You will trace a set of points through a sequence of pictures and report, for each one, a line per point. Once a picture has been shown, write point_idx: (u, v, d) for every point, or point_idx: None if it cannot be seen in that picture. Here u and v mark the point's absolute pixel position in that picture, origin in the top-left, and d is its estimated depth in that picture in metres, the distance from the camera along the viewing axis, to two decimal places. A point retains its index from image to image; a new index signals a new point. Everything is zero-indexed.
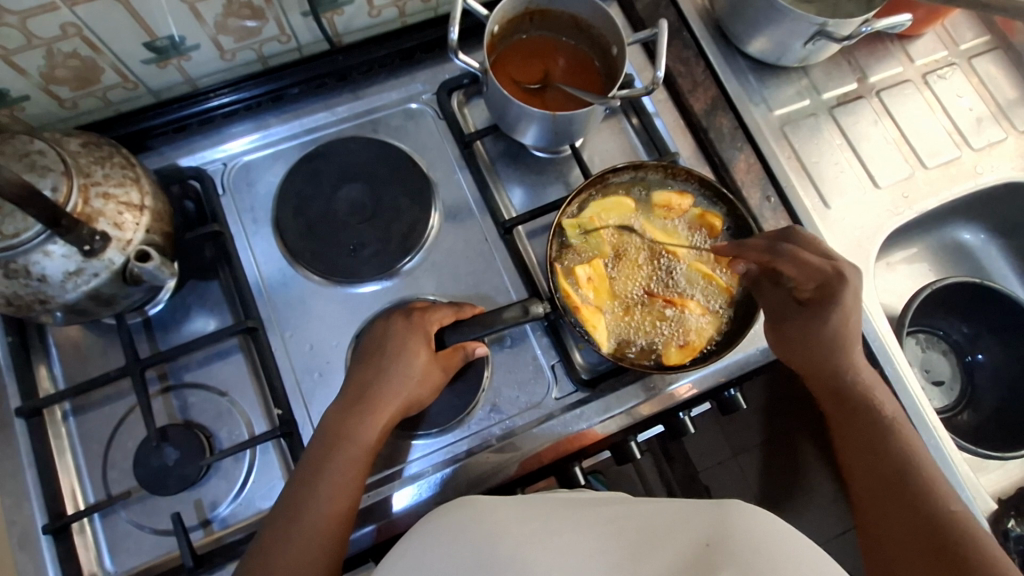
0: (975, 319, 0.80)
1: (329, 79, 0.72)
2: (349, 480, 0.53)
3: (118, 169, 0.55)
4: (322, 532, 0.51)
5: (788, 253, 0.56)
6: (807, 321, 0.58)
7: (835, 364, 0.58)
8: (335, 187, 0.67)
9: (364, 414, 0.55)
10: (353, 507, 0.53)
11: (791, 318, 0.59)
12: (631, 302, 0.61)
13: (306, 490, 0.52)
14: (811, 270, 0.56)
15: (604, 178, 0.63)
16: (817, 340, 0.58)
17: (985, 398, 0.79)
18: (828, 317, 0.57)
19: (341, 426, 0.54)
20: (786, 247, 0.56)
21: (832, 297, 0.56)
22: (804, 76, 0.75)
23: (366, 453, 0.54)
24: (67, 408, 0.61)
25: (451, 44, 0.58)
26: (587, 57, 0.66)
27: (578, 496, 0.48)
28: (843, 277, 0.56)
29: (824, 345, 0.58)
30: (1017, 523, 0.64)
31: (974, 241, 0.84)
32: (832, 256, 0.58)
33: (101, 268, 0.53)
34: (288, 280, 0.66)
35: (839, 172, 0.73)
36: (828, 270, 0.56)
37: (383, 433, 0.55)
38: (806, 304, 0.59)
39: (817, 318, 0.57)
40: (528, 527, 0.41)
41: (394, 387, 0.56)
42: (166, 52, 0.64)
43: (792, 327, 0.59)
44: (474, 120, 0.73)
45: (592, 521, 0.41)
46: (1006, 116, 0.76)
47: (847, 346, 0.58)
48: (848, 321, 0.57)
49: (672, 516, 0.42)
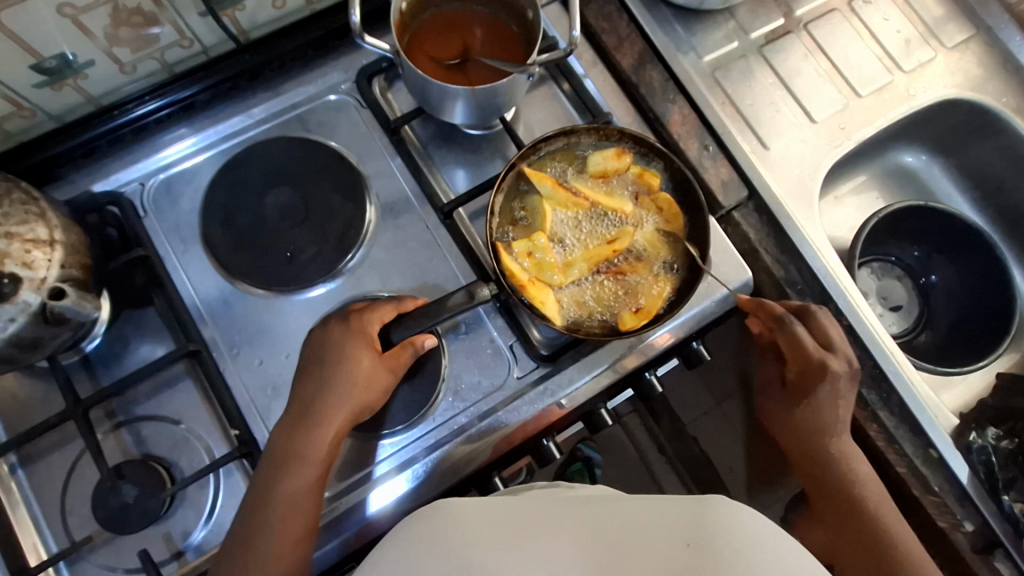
0: (925, 241, 0.81)
1: (241, 79, 0.69)
2: (302, 498, 0.53)
3: (18, 206, 0.51)
4: (280, 553, 0.52)
5: (787, 332, 0.60)
6: (822, 463, 0.60)
7: (836, 448, 0.60)
8: (263, 192, 0.65)
9: (310, 430, 0.54)
10: (312, 524, 0.53)
11: (772, 394, 0.64)
12: (582, 277, 0.60)
13: (259, 515, 0.52)
14: (801, 349, 0.60)
15: (535, 149, 0.62)
16: (794, 422, 0.62)
17: (941, 318, 0.80)
18: (829, 438, 0.60)
19: (287, 446, 0.53)
20: (790, 322, 0.60)
21: (811, 390, 0.60)
22: (730, 18, 0.74)
23: (317, 469, 0.54)
24: (13, 460, 0.59)
25: (355, 28, 0.55)
26: (503, 23, 0.63)
27: (559, 492, 0.48)
28: (829, 369, 0.59)
29: (797, 429, 0.61)
30: (977, 435, 0.65)
31: (916, 164, 0.84)
32: (827, 349, 0.60)
33: (17, 312, 0.50)
34: (228, 297, 0.64)
35: (775, 113, 0.72)
36: (813, 360, 0.60)
37: (334, 446, 0.55)
38: (788, 387, 0.62)
39: (790, 403, 0.62)
40: (506, 531, 0.41)
41: (337, 398, 0.54)
42: (58, 73, 0.60)
43: (770, 404, 0.64)
44: (400, 105, 0.70)
45: (570, 519, 0.41)
46: (935, 35, 0.76)
47: (830, 427, 0.60)
48: (825, 413, 0.60)
49: (653, 514, 0.42)
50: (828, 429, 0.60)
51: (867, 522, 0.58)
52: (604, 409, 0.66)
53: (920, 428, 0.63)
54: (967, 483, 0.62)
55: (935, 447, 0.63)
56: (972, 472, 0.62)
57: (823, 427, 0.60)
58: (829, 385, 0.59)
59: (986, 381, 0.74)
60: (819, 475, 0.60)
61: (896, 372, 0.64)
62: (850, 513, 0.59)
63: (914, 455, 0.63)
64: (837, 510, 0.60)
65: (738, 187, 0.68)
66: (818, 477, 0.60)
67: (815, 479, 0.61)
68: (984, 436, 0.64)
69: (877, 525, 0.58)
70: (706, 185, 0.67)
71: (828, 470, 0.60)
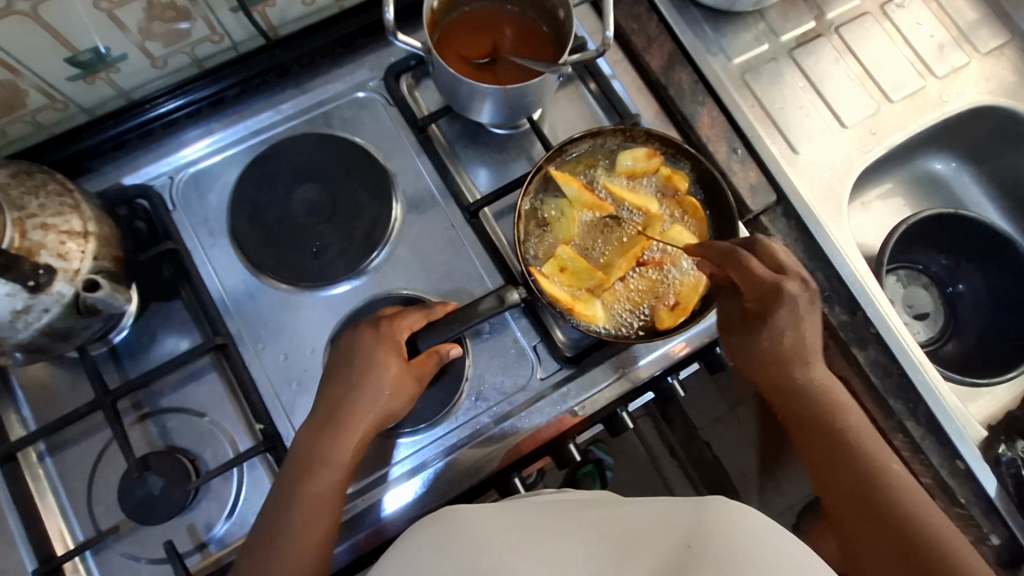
0: (952, 249, 0.79)
1: (270, 76, 0.69)
2: (325, 501, 0.53)
3: (53, 197, 0.52)
4: (300, 556, 0.52)
5: (738, 262, 0.56)
6: (790, 398, 0.58)
7: (806, 383, 0.58)
8: (290, 188, 0.65)
9: (336, 436, 0.54)
10: (332, 527, 0.53)
11: (733, 330, 0.59)
12: (620, 281, 0.60)
13: (282, 518, 0.52)
14: (754, 279, 0.56)
15: (562, 151, 0.62)
16: (758, 351, 0.58)
17: (968, 327, 0.79)
18: (881, 462, 0.54)
19: (313, 450, 0.54)
20: (740, 254, 0.55)
21: (772, 312, 0.56)
22: (761, 20, 0.73)
23: (341, 474, 0.54)
24: (42, 449, 0.59)
25: (389, 25, 0.55)
26: (534, 23, 0.63)
27: (563, 499, 0.48)
28: (784, 291, 0.56)
29: (765, 357, 0.58)
30: (1008, 447, 0.63)
31: (945, 170, 0.83)
32: (780, 273, 0.57)
33: (51, 302, 0.50)
34: (254, 291, 0.64)
35: (804, 116, 0.71)
36: (767, 286, 0.56)
37: (358, 451, 0.55)
38: (749, 316, 0.58)
39: (752, 331, 0.58)
40: (513, 535, 0.40)
41: (365, 404, 0.54)
42: (92, 67, 0.60)
43: (733, 340, 0.59)
44: (427, 103, 0.70)
45: (574, 528, 0.41)
46: (968, 40, 0.75)
47: (792, 351, 0.58)
48: (783, 339, 0.57)
49: (650, 517, 0.41)
50: (788, 354, 0.57)
51: (855, 451, 0.55)
52: (626, 412, 0.64)
53: (947, 439, 0.62)
54: (994, 497, 0.61)
55: (962, 459, 0.62)
56: (1000, 485, 0.61)
57: (783, 352, 0.57)
58: (788, 307, 0.56)
59: (1012, 394, 0.72)
60: (795, 407, 0.58)
61: (924, 381, 0.63)
62: (836, 447, 0.55)
63: (940, 466, 0.62)
64: (812, 429, 0.57)
65: (766, 191, 0.67)
66: (797, 415, 0.57)
67: (794, 420, 0.58)
68: (1015, 450, 0.62)
69: (865, 455, 0.55)
70: (735, 189, 0.67)
71: (795, 387, 0.58)
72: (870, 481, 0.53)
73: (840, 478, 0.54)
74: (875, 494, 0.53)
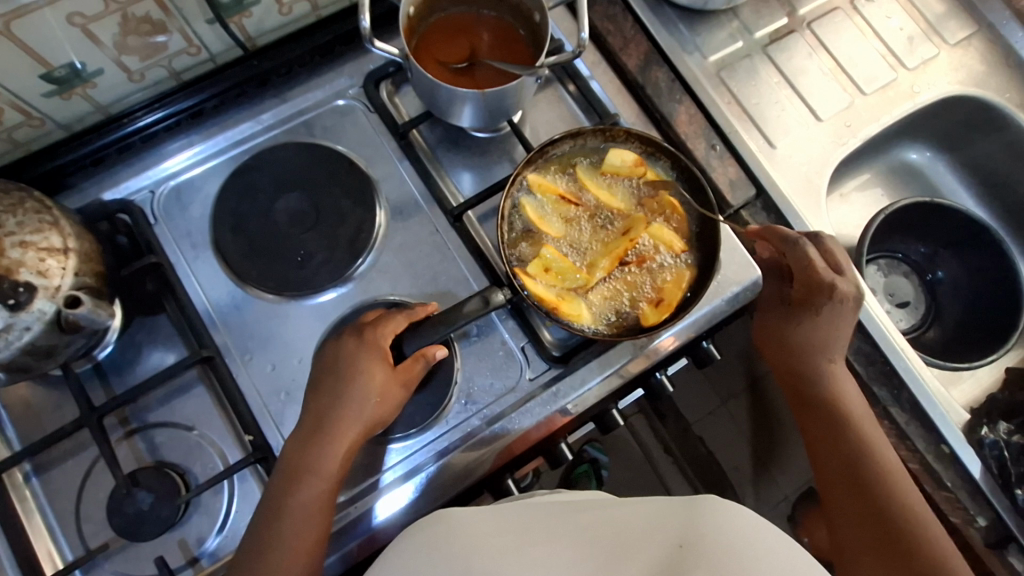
0: (930, 238, 0.81)
1: (249, 86, 0.69)
2: (314, 509, 0.53)
3: (32, 215, 0.51)
4: (290, 564, 0.52)
5: (798, 254, 0.59)
6: (804, 382, 0.61)
7: (828, 376, 0.60)
8: (272, 199, 0.65)
9: (323, 444, 0.54)
10: (322, 535, 0.53)
11: (772, 312, 0.62)
12: (604, 279, 0.60)
13: (272, 527, 0.52)
14: (810, 271, 0.59)
15: (543, 152, 0.62)
16: (793, 337, 0.61)
17: (948, 312, 0.81)
18: (879, 451, 0.58)
19: (300, 459, 0.54)
20: (798, 243, 0.59)
21: (815, 303, 0.59)
22: (734, 18, 0.74)
23: (330, 482, 0.54)
24: (28, 469, 0.59)
25: (365, 32, 0.55)
26: (511, 27, 0.64)
27: (558, 499, 0.48)
28: (832, 288, 0.59)
29: (798, 343, 0.61)
30: (989, 429, 0.65)
31: (921, 160, 0.85)
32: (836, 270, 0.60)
33: (32, 320, 0.50)
34: (239, 302, 0.64)
35: (781, 111, 0.72)
36: (816, 280, 0.59)
37: (347, 458, 0.55)
38: (791, 304, 0.61)
39: (792, 317, 0.61)
40: (506, 538, 0.40)
41: (351, 411, 0.54)
42: (68, 82, 0.60)
43: (771, 319, 0.63)
44: (407, 109, 0.71)
45: (566, 528, 0.41)
46: (937, 32, 0.76)
47: (819, 343, 0.60)
48: (822, 329, 0.60)
49: (642, 518, 0.41)
50: (822, 346, 0.60)
51: (852, 436, 0.58)
52: (616, 410, 0.66)
53: (932, 424, 0.63)
54: (979, 478, 0.62)
55: (946, 443, 0.63)
56: (984, 466, 0.63)
57: (819, 343, 0.60)
58: (833, 303, 0.59)
59: (996, 375, 0.74)
60: (807, 391, 0.61)
61: (906, 367, 0.64)
62: (835, 432, 0.58)
63: (926, 451, 0.63)
64: (816, 417, 0.60)
65: (746, 186, 0.68)
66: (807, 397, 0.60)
67: (804, 403, 0.61)
68: (996, 431, 0.65)
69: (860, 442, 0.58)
70: (714, 184, 0.67)
71: (817, 375, 0.60)
72: (861, 466, 0.57)
73: (840, 459, 0.58)
74: (864, 479, 0.56)
